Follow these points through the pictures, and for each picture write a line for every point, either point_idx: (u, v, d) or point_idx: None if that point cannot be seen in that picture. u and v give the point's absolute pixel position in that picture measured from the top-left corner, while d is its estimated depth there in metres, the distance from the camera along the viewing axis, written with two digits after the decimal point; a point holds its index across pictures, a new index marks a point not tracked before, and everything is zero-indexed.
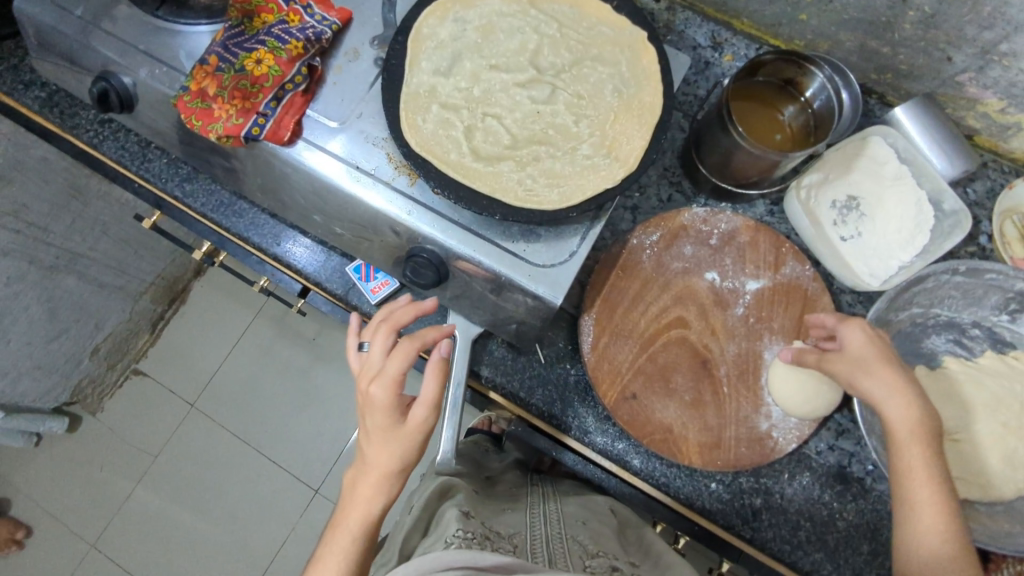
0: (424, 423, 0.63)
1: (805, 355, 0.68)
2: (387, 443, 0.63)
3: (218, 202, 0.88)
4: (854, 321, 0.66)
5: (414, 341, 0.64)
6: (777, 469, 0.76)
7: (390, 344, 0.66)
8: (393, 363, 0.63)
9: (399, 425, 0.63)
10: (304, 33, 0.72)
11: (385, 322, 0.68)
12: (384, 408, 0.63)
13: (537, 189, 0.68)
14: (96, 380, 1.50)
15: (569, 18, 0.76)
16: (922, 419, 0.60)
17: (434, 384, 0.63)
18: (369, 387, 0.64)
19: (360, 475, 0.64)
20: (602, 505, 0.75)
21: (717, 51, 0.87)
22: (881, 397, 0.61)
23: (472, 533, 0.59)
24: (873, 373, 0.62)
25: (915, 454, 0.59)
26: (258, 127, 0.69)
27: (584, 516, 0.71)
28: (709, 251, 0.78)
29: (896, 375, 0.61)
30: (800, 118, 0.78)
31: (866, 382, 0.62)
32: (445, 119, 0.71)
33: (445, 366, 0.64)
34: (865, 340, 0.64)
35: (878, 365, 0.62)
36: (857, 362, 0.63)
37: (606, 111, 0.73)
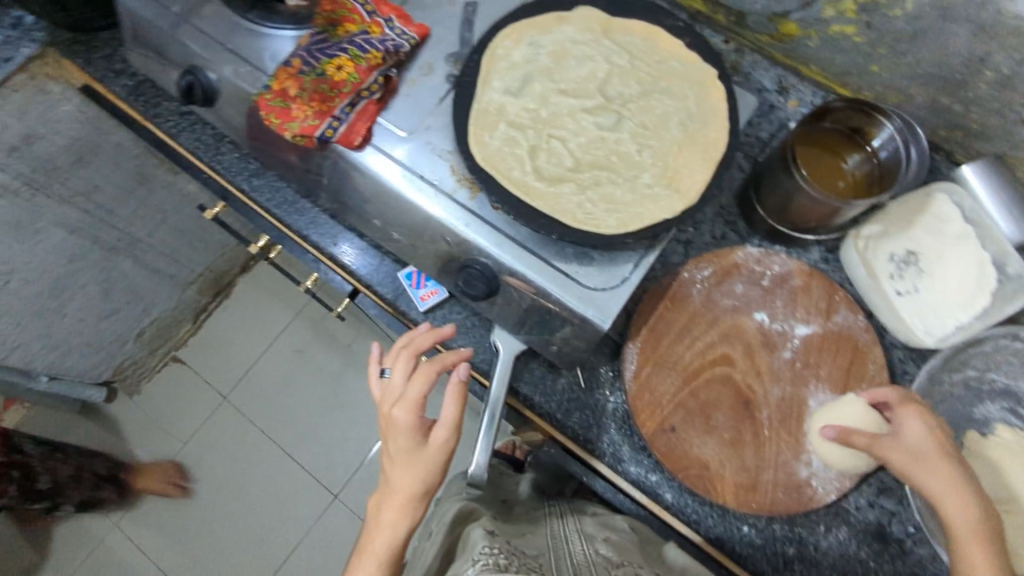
0: (446, 444, 0.64)
1: (854, 437, 0.65)
2: (410, 466, 0.63)
3: (282, 199, 0.91)
4: (911, 412, 0.65)
5: (435, 364, 0.66)
6: (814, 520, 0.74)
7: (412, 367, 0.67)
8: (414, 387, 0.64)
9: (421, 449, 0.64)
10: (384, 45, 0.74)
11: (406, 348, 0.69)
12: (407, 431, 0.63)
13: (596, 213, 0.69)
14: (140, 364, 1.55)
15: (639, 51, 0.78)
16: (980, 516, 0.58)
17: (454, 405, 0.64)
18: (391, 410, 0.65)
19: (384, 500, 0.64)
20: (621, 522, 0.74)
21: (782, 95, 0.88)
22: (938, 491, 0.59)
23: (498, 550, 0.58)
24: (930, 466, 0.60)
25: (974, 551, 0.56)
26: (332, 130, 0.72)
27: (605, 534, 0.70)
28: (761, 291, 0.78)
29: (952, 468, 0.60)
30: (864, 167, 0.77)
31: (920, 474, 0.61)
32: (512, 137, 0.73)
33: (463, 388, 0.64)
34: (927, 433, 0.63)
35: (935, 460, 0.61)
36: (914, 450, 0.62)
37: (670, 143, 0.74)
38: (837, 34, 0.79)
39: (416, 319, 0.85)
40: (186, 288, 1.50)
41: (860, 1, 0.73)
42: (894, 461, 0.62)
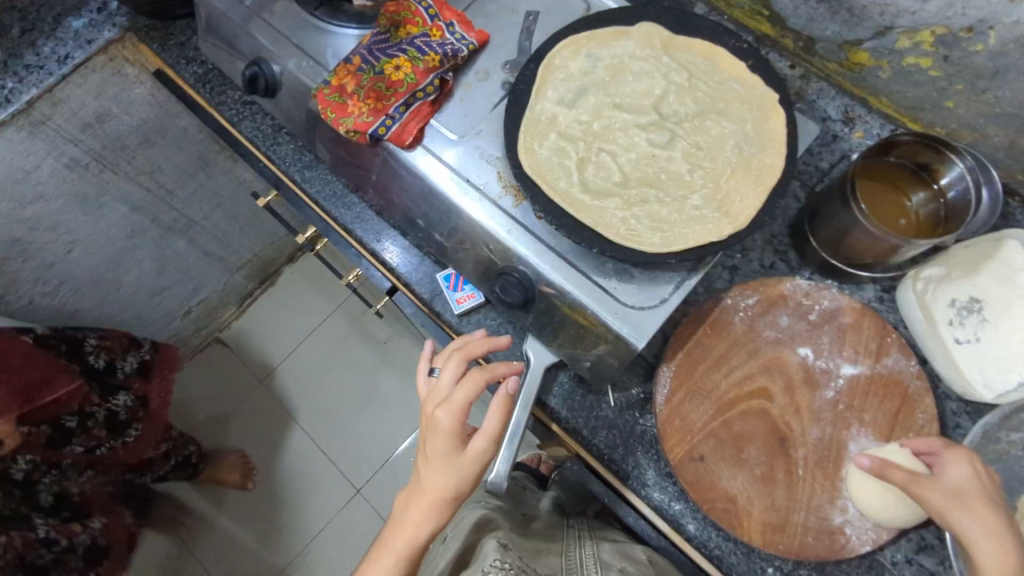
0: (483, 454, 0.63)
1: (891, 471, 0.62)
2: (444, 469, 0.63)
3: (331, 192, 0.92)
4: (960, 456, 0.62)
5: (485, 372, 0.65)
6: (845, 571, 0.69)
7: (461, 371, 0.67)
8: (462, 390, 0.63)
9: (457, 455, 0.63)
10: (443, 49, 0.75)
11: (459, 351, 0.69)
12: (448, 434, 0.63)
13: (640, 230, 0.68)
14: (185, 340, 1.58)
15: (701, 69, 0.76)
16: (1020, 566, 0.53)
17: (498, 418, 0.64)
18: (435, 410, 0.64)
19: (413, 496, 0.64)
20: (638, 554, 0.72)
21: (847, 125, 0.84)
22: (976, 536, 0.56)
23: (510, 564, 0.57)
24: (972, 511, 0.57)
25: None
26: (384, 128, 0.73)
27: (621, 565, 0.67)
28: (807, 325, 0.75)
29: (997, 520, 0.56)
30: (929, 206, 0.73)
31: (960, 516, 0.57)
32: (561, 148, 0.73)
33: (508, 401, 0.65)
34: (970, 475, 0.60)
35: (976, 504, 0.58)
36: (956, 492, 0.59)
37: (723, 165, 0.72)
38: (911, 66, 0.76)
39: (450, 322, 0.85)
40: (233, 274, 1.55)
41: (938, 34, 0.70)
42: (932, 500, 0.59)
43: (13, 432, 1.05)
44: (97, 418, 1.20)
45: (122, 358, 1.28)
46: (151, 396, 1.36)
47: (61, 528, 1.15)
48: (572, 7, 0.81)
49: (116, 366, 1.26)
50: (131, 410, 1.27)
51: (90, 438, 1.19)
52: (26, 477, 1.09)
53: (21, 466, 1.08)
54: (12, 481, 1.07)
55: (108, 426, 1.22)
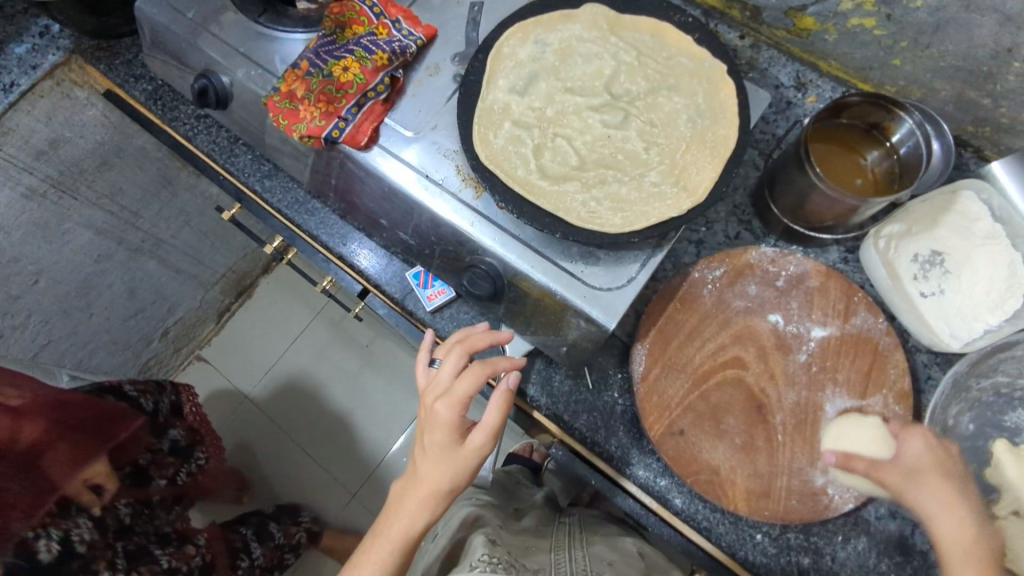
0: (482, 449, 0.58)
1: (852, 460, 0.63)
2: (440, 462, 0.58)
3: (293, 200, 0.91)
4: (916, 433, 0.63)
5: (486, 366, 0.60)
6: (831, 530, 0.70)
7: (461, 365, 0.62)
8: (462, 383, 0.59)
9: (456, 449, 0.59)
10: (390, 46, 0.75)
11: (460, 344, 0.65)
12: (446, 427, 0.58)
13: (601, 212, 0.68)
14: (164, 361, 1.54)
15: (648, 46, 0.76)
16: (978, 537, 0.54)
17: (499, 413, 0.58)
18: (434, 402, 0.60)
19: (408, 488, 0.60)
20: (630, 548, 0.72)
21: (801, 91, 0.85)
22: (930, 510, 0.57)
23: (497, 559, 0.57)
24: (923, 484, 0.58)
25: None
26: (337, 130, 0.73)
27: (609, 558, 0.66)
28: (775, 292, 0.75)
29: (951, 490, 0.57)
30: (884, 164, 0.74)
31: (913, 492, 0.59)
32: (516, 136, 0.72)
33: (510, 398, 0.59)
34: (927, 450, 0.61)
35: (931, 479, 0.59)
36: (910, 470, 0.60)
37: (678, 141, 0.72)
38: (856, 27, 0.76)
39: (424, 320, 0.85)
40: (207, 292, 1.55)
41: None
42: (889, 481, 0.60)
43: (111, 472, 0.92)
44: (164, 450, 1.05)
45: (159, 398, 1.08)
46: (195, 423, 1.18)
47: (178, 556, 0.99)
48: None
49: (158, 408, 1.06)
50: (188, 436, 1.12)
51: (165, 468, 1.04)
52: (130, 522, 0.93)
53: (125, 510, 0.93)
54: (123, 526, 0.92)
55: (174, 454, 1.07)
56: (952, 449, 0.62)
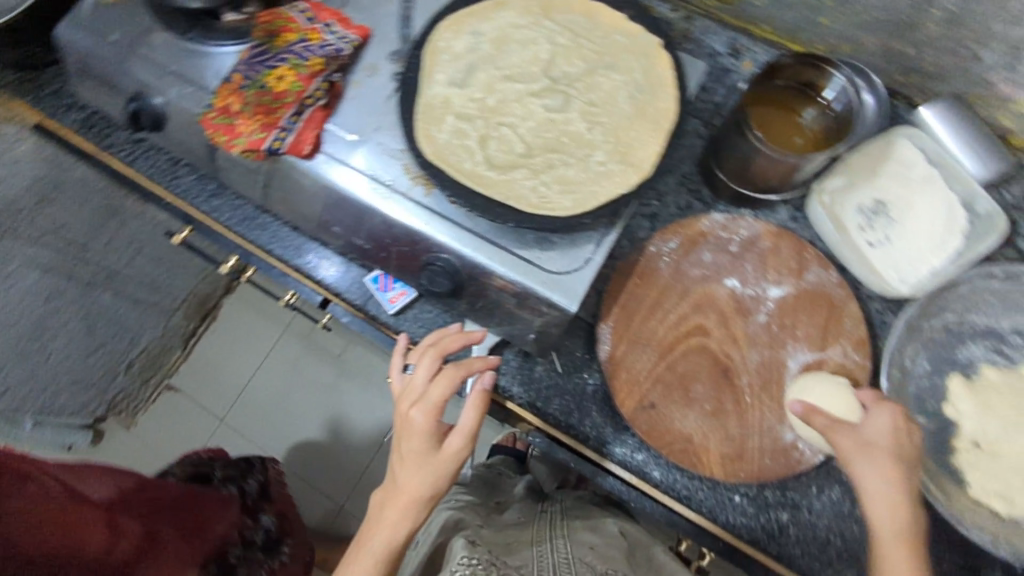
0: (459, 453, 0.59)
1: (814, 417, 0.64)
2: (419, 469, 0.59)
3: (242, 216, 0.89)
4: (885, 410, 0.63)
5: (460, 370, 0.62)
6: (805, 482, 0.72)
7: (435, 370, 0.63)
8: (436, 389, 0.61)
9: (434, 454, 0.59)
10: (324, 51, 0.75)
11: (432, 348, 0.65)
12: (423, 433, 0.60)
13: (550, 196, 0.68)
14: (132, 397, 1.49)
15: (582, 27, 0.77)
16: (910, 533, 0.57)
17: (476, 415, 0.60)
18: (409, 409, 0.61)
19: (387, 499, 0.59)
20: (611, 527, 0.72)
21: (736, 58, 0.86)
22: (871, 489, 0.59)
23: (478, 560, 0.55)
24: (875, 461, 0.59)
25: (900, 562, 0.55)
26: (279, 141, 0.72)
27: (593, 542, 0.66)
28: (729, 257, 0.77)
29: (898, 474, 0.59)
30: (821, 120, 0.75)
31: (862, 466, 0.60)
32: (460, 129, 0.72)
33: (486, 397, 0.61)
34: (888, 428, 0.61)
35: (882, 457, 0.60)
36: (868, 444, 0.61)
37: (620, 117, 0.72)
38: None
39: (387, 323, 0.84)
40: (170, 317, 1.49)
41: None
42: (842, 450, 0.61)
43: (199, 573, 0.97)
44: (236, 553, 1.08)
45: (244, 482, 1.20)
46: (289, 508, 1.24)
47: None
48: None
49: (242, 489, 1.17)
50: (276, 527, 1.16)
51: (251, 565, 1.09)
52: None
53: None
54: None
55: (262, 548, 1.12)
56: (910, 433, 0.62)
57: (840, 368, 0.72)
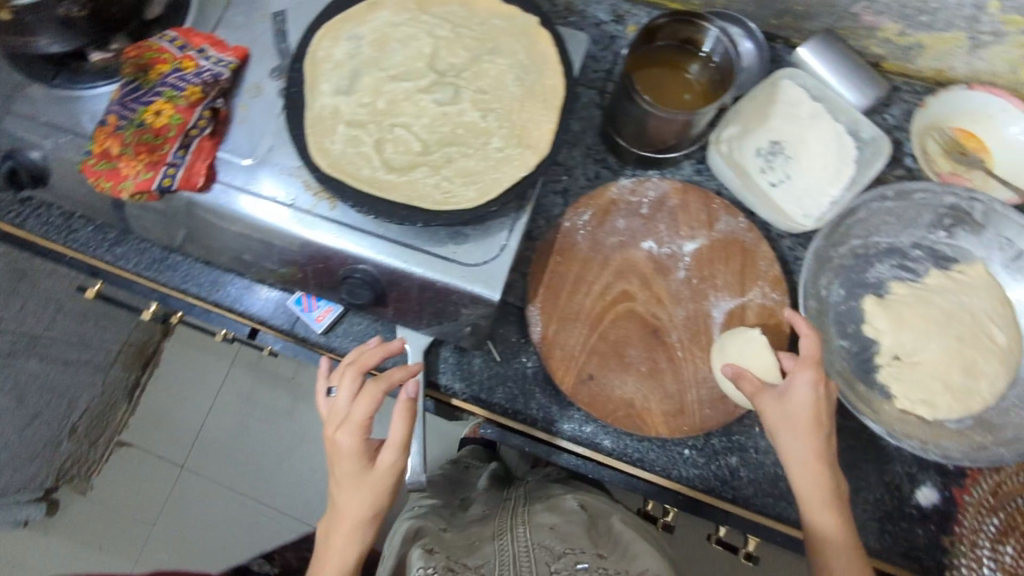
0: (395, 465, 0.60)
1: (743, 382, 0.67)
2: (357, 491, 0.60)
3: (151, 260, 0.86)
4: (807, 376, 0.65)
5: (381, 384, 0.60)
6: (748, 424, 0.75)
7: (357, 387, 0.61)
8: (360, 407, 0.59)
9: (368, 473, 0.60)
10: (201, 78, 0.72)
11: (353, 363, 0.63)
12: (353, 454, 0.59)
13: (453, 189, 0.68)
14: (82, 460, 1.44)
15: (460, 17, 0.76)
16: (829, 487, 0.64)
17: (403, 427, 0.59)
18: (336, 434, 0.60)
19: (333, 524, 0.61)
20: (570, 503, 0.74)
21: (620, 24, 0.88)
22: (795, 458, 0.64)
23: (433, 567, 0.58)
24: (798, 434, 0.64)
25: (829, 520, 0.63)
26: (169, 178, 0.69)
27: (553, 521, 0.68)
28: (642, 220, 0.78)
29: (817, 441, 0.64)
30: (706, 74, 0.77)
31: (786, 438, 0.65)
32: (354, 137, 0.71)
33: (412, 406, 0.60)
34: (812, 394, 0.65)
35: (805, 429, 0.64)
36: (791, 417, 0.64)
37: (511, 101, 0.73)
38: None
39: (319, 342, 0.83)
40: (107, 370, 1.46)
41: None
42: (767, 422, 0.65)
43: None
44: None
45: None
46: None
47: None
48: None
49: None
50: None
51: None
52: None
53: None
54: None
55: None
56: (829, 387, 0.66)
57: (761, 309, 0.75)
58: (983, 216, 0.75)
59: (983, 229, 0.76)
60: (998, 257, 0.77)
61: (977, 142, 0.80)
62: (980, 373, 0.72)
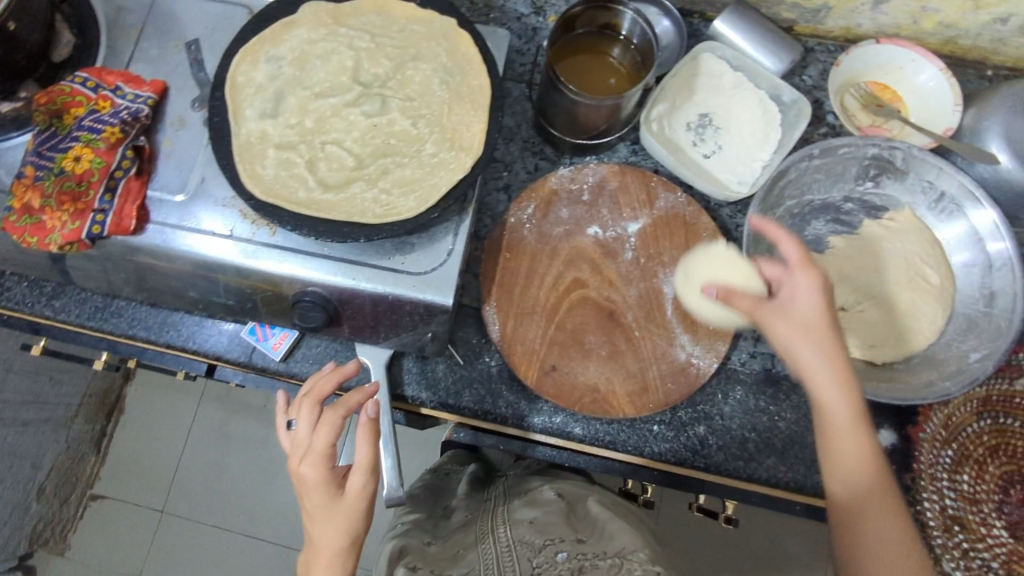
0: (364, 489, 0.60)
1: (736, 300, 0.64)
2: (330, 521, 0.59)
3: (93, 308, 0.83)
4: (806, 277, 0.63)
5: (338, 410, 0.60)
6: (710, 392, 0.77)
7: (316, 417, 0.62)
8: (321, 436, 0.60)
9: (338, 501, 0.60)
10: (118, 117, 0.70)
11: (308, 396, 0.63)
12: (320, 485, 0.59)
13: (393, 200, 0.68)
14: (55, 521, 1.40)
15: (378, 26, 0.76)
16: (851, 390, 0.61)
17: (367, 449, 0.59)
18: (300, 466, 0.60)
19: (311, 559, 0.60)
20: (548, 494, 0.74)
21: (540, 15, 0.89)
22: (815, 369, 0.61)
23: None
24: (815, 342, 0.61)
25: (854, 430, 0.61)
26: (98, 225, 0.67)
27: (532, 515, 0.69)
28: (585, 207, 0.79)
29: (834, 345, 0.61)
30: (628, 56, 0.78)
31: (803, 348, 0.61)
32: (285, 159, 0.70)
33: (374, 427, 0.60)
34: (818, 300, 0.62)
35: (821, 336, 0.61)
36: (804, 324, 0.61)
37: (440, 105, 0.73)
38: None
39: (279, 370, 0.82)
40: (71, 423, 1.40)
41: None
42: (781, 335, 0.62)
43: None
44: None
45: None
46: None
47: None
48: (234, 18, 0.78)
49: None
50: None
51: None
52: None
53: None
54: None
55: None
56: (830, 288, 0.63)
57: None
58: (904, 162, 0.79)
59: (905, 175, 0.80)
60: (922, 201, 0.80)
61: (891, 92, 0.84)
62: (917, 313, 0.76)
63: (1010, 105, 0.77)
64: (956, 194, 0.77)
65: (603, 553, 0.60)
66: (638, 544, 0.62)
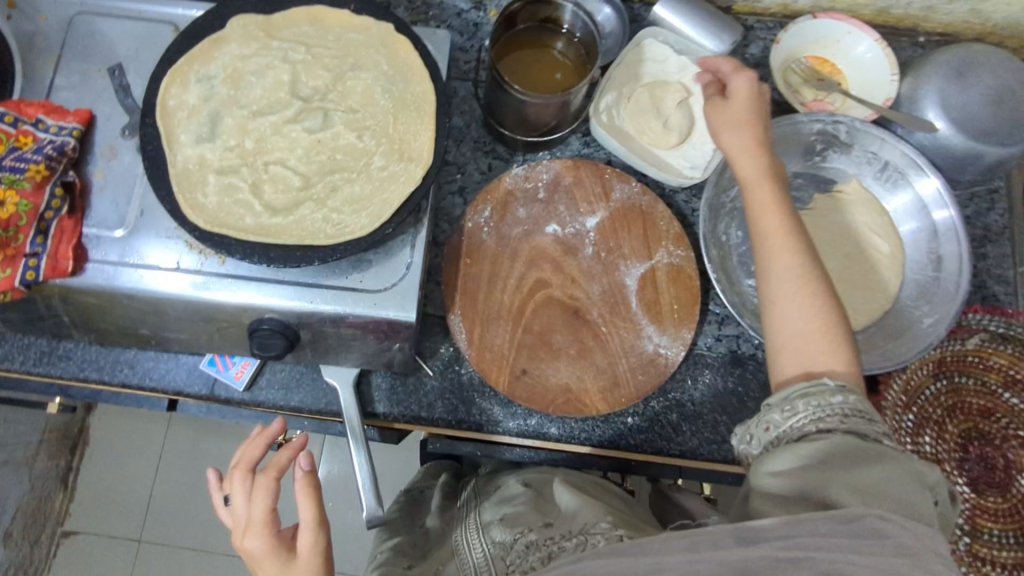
0: (317, 545, 0.57)
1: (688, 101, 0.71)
2: None
3: (39, 352, 0.79)
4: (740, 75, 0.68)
5: (270, 474, 0.60)
6: (680, 378, 0.79)
7: (249, 485, 0.61)
8: (257, 505, 0.59)
9: (293, 562, 0.57)
10: (43, 153, 0.66)
11: (237, 467, 0.62)
12: (269, 554, 0.57)
13: (345, 219, 0.66)
14: (26, 562, 1.35)
15: (313, 36, 0.72)
16: (776, 177, 0.63)
17: (309, 501, 0.58)
18: (243, 541, 0.58)
19: None
20: (515, 486, 0.72)
21: (481, 10, 0.87)
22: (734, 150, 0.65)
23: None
24: (734, 130, 0.65)
25: (774, 219, 0.60)
26: (32, 270, 0.63)
27: (502, 510, 0.67)
28: (542, 206, 0.78)
29: (755, 135, 0.65)
30: (572, 49, 0.77)
31: (726, 136, 0.65)
32: (227, 185, 0.67)
33: (312, 480, 0.59)
34: (748, 91, 0.66)
35: (743, 124, 0.65)
36: (730, 114, 0.66)
37: (385, 115, 0.71)
38: None
39: (244, 400, 0.80)
40: (31, 464, 1.37)
41: None
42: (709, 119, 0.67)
43: None
44: None
45: None
46: None
47: None
48: (160, 37, 0.74)
49: None
50: None
51: None
52: None
53: None
54: None
55: None
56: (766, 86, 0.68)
57: (671, 268, 0.77)
58: (849, 136, 0.80)
59: (851, 148, 0.81)
60: (868, 172, 0.82)
61: (830, 66, 0.85)
62: (872, 284, 0.77)
63: (944, 72, 0.79)
64: (899, 163, 0.79)
65: (569, 533, 0.57)
66: (600, 515, 0.59)
